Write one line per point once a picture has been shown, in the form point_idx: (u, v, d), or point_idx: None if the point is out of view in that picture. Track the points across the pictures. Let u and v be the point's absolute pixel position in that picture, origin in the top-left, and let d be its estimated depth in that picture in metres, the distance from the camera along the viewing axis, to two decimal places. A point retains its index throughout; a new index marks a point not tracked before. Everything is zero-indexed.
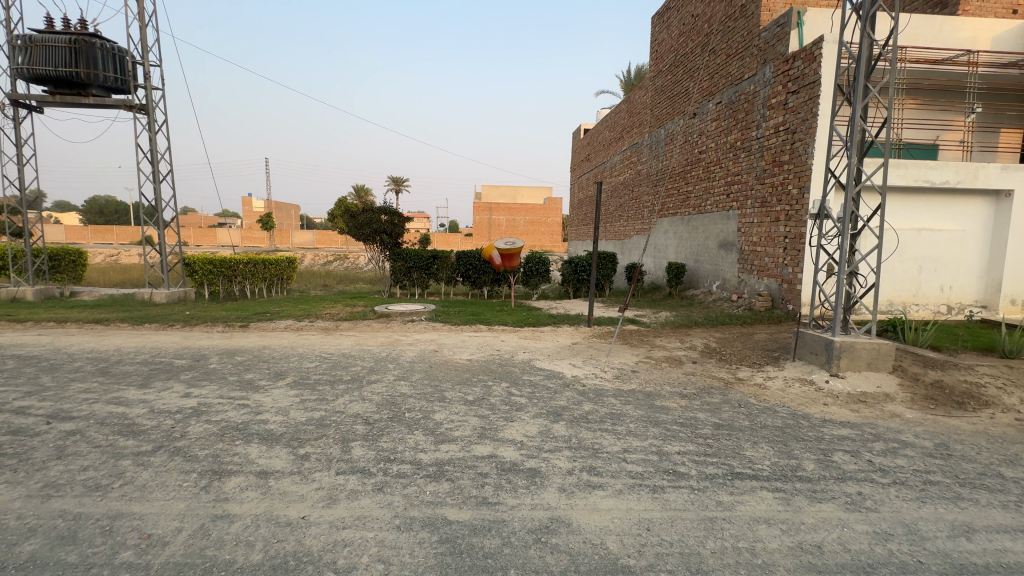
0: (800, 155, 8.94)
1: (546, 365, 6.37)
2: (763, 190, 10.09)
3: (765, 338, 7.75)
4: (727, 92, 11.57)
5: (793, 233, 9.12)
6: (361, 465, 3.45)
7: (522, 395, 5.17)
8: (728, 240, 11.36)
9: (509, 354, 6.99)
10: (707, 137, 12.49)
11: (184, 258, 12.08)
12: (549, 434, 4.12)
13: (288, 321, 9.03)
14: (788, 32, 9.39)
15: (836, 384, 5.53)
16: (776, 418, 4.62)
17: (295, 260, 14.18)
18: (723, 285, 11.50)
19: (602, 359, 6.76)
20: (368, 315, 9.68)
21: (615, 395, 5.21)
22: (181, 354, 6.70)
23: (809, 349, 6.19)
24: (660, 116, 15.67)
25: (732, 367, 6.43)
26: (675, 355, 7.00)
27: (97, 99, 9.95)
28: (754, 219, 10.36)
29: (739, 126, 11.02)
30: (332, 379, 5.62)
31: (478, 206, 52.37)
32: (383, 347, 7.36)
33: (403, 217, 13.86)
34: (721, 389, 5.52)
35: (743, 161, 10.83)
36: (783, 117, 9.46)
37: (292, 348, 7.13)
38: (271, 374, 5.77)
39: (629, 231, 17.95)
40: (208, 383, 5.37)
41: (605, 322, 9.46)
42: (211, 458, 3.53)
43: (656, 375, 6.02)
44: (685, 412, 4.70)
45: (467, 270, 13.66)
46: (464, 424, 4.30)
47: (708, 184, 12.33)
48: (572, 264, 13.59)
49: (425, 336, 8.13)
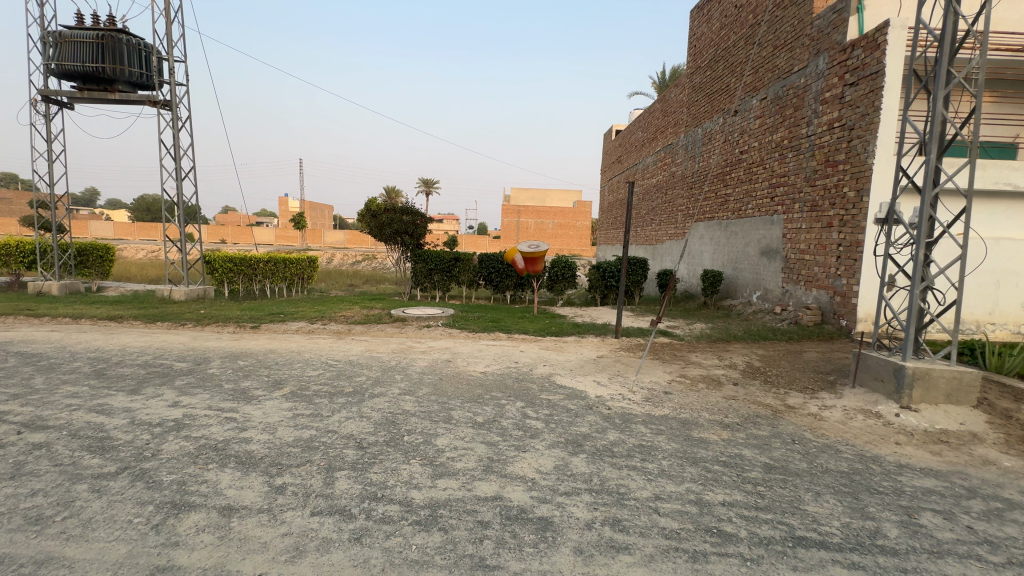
0: (859, 153, 8.03)
1: (568, 382, 5.75)
2: (813, 193, 9.19)
3: (817, 358, 6.89)
4: (774, 87, 10.69)
5: (849, 240, 8.21)
6: (342, 504, 2.93)
7: (538, 418, 4.58)
8: (772, 247, 10.45)
9: (527, 367, 6.40)
10: (750, 136, 11.60)
11: (205, 255, 12.00)
12: (566, 470, 3.51)
13: (300, 323, 8.69)
14: (846, 19, 8.50)
15: (908, 419, 4.71)
16: (840, 461, 3.87)
17: (316, 259, 14.03)
18: (765, 296, 10.60)
19: (629, 376, 6.08)
20: (383, 318, 9.27)
21: (645, 422, 4.54)
22: (183, 356, 6.38)
23: (873, 375, 5.36)
24: (697, 115, 14.82)
25: (780, 391, 5.66)
26: (713, 375, 6.26)
27: (123, 94, 9.97)
28: (802, 225, 9.44)
29: (787, 123, 10.12)
30: (333, 391, 5.16)
31: (507, 209, 51.98)
32: (393, 355, 6.88)
33: (426, 218, 13.49)
34: (769, 419, 4.77)
35: (791, 161, 9.93)
36: (839, 112, 8.56)
37: (299, 354, 6.73)
38: (268, 382, 5.36)
39: (661, 236, 17.07)
40: (201, 391, 4.99)
41: (634, 333, 8.75)
42: (175, 486, 3.08)
43: (692, 398, 5.32)
44: (728, 448, 4.01)
45: (490, 273, 13.17)
46: (468, 454, 3.73)
47: (750, 186, 11.44)
48: (599, 270, 12.91)
49: (439, 344, 7.62)
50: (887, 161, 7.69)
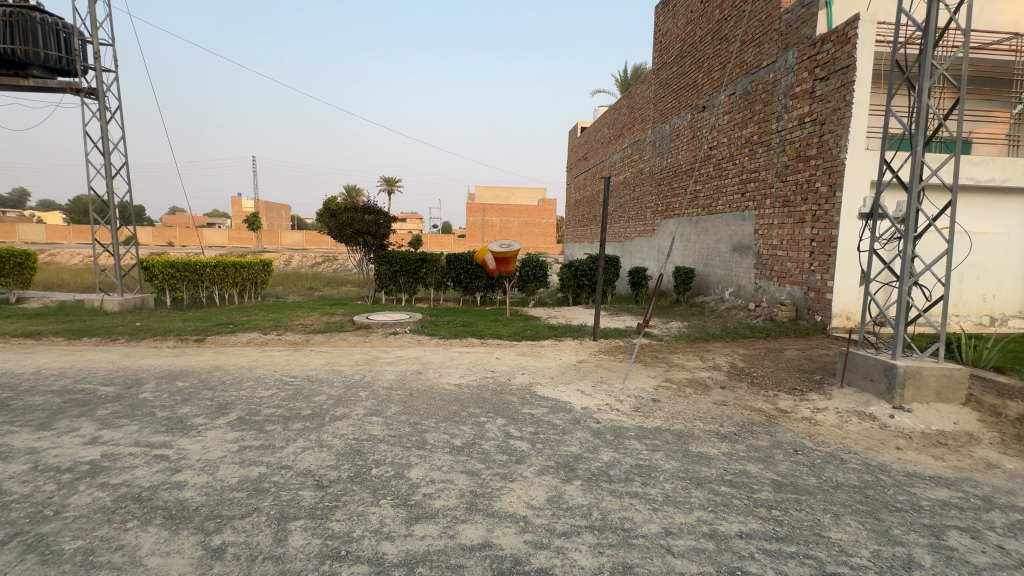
0: (830, 148, 8.00)
1: (550, 393, 5.32)
2: (785, 188, 9.15)
3: (798, 356, 6.77)
4: (742, 83, 10.65)
5: (822, 236, 8.18)
6: (296, 569, 2.39)
7: (523, 437, 4.14)
8: (743, 243, 10.42)
9: (505, 377, 5.94)
10: (718, 132, 11.55)
11: (142, 260, 10.85)
12: (561, 503, 3.08)
13: (252, 335, 7.90)
14: (815, 13, 8.47)
15: (903, 420, 4.56)
16: (849, 473, 3.61)
17: (270, 262, 13.09)
18: (738, 292, 10.57)
19: (614, 383, 5.72)
20: (345, 326, 8.60)
21: (639, 437, 4.18)
22: (110, 378, 5.56)
23: (862, 375, 5.22)
24: (664, 111, 14.75)
25: (769, 394, 5.44)
26: (699, 379, 5.99)
27: (39, 81, 8.94)
28: (774, 220, 9.40)
29: (756, 119, 10.08)
30: (287, 415, 4.54)
31: (471, 207, 51.29)
32: (358, 368, 6.27)
33: (390, 217, 12.81)
34: (766, 427, 4.50)
35: (761, 157, 9.89)
36: (810, 107, 8.52)
37: (249, 371, 6.01)
38: (211, 408, 4.66)
39: (630, 233, 16.98)
40: (128, 422, 4.26)
41: (612, 334, 8.44)
42: (79, 558, 2.44)
43: (682, 406, 5.01)
44: (732, 465, 3.68)
45: (459, 274, 12.63)
46: (448, 488, 3.24)
47: (720, 182, 11.38)
48: (571, 269, 12.60)
49: (408, 354, 7.05)
50: (859, 155, 7.67)
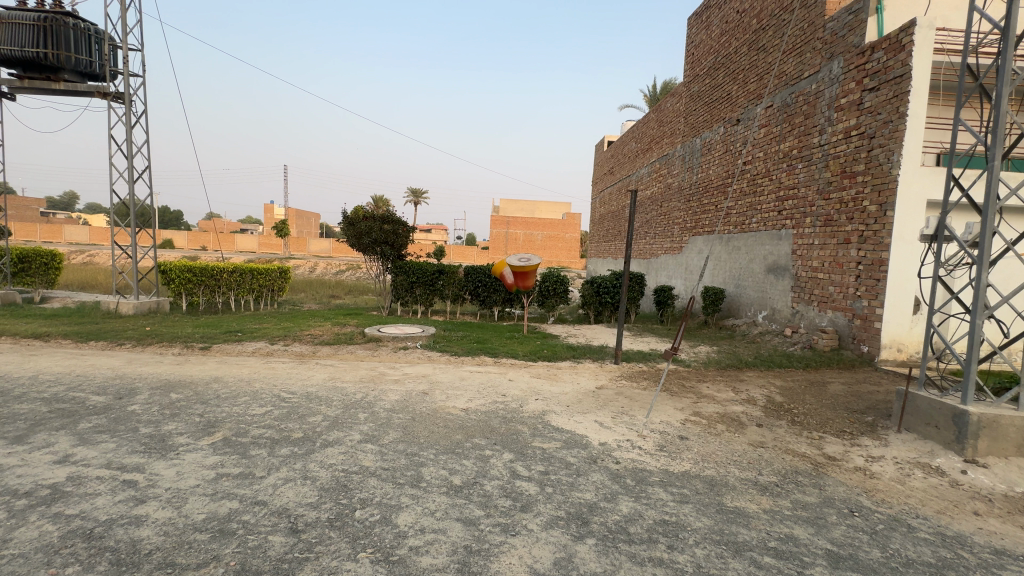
0: (881, 164, 7.36)
1: (565, 424, 4.83)
2: (827, 206, 8.49)
3: (845, 392, 6.09)
4: (781, 94, 10.07)
5: (870, 259, 7.49)
6: None
7: (531, 477, 3.66)
8: (779, 264, 9.76)
9: (517, 403, 5.47)
10: (754, 146, 10.96)
11: (161, 264, 10.79)
12: (570, 570, 2.58)
13: (258, 344, 7.64)
14: (864, 20, 7.92)
15: (978, 478, 3.90)
16: (920, 546, 3.00)
17: (288, 269, 13.00)
18: (772, 316, 9.88)
19: (637, 416, 5.19)
20: (355, 338, 8.29)
21: (664, 484, 3.65)
22: (103, 387, 5.32)
23: (925, 420, 4.56)
24: (695, 125, 14.22)
25: (813, 436, 4.82)
26: (732, 414, 5.40)
27: (69, 84, 9.26)
28: (814, 241, 8.74)
29: (796, 132, 9.48)
30: (276, 437, 4.16)
31: (495, 220, 51.26)
32: (361, 385, 5.89)
33: (408, 227, 12.58)
34: (813, 478, 3.90)
35: (801, 172, 9.27)
36: (857, 120, 7.90)
37: (246, 384, 5.70)
38: (197, 426, 4.33)
39: (656, 250, 16.36)
40: (106, 439, 3.95)
41: (635, 357, 7.90)
42: None
43: (714, 447, 4.44)
44: (775, 528, 3.12)
45: (476, 287, 12.28)
46: (438, 542, 2.78)
47: (754, 199, 10.75)
48: (593, 285, 12.11)
49: (416, 372, 6.65)
50: (914, 172, 7.00)
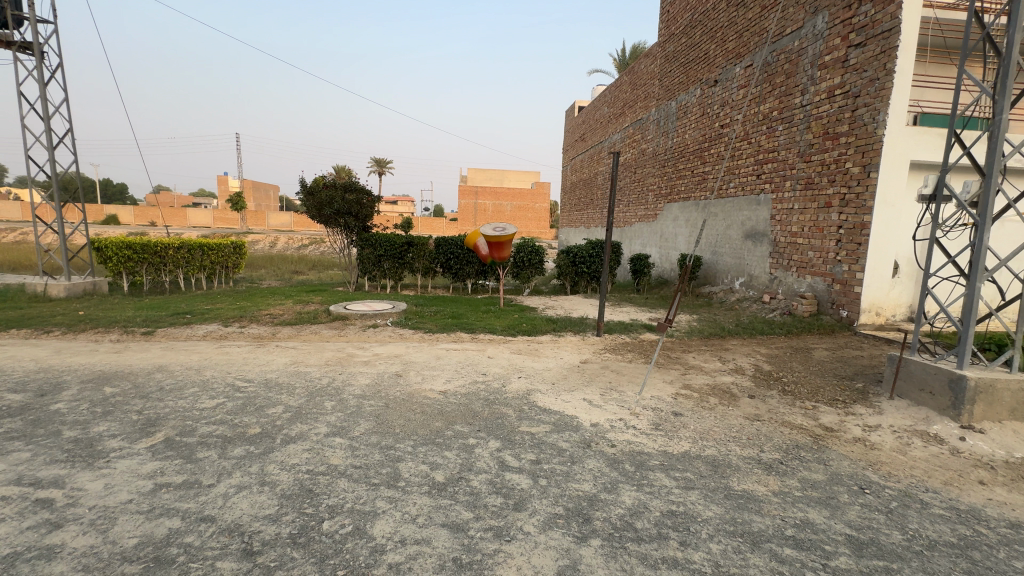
0: (865, 124, 7.15)
1: (552, 404, 4.50)
2: (808, 168, 8.30)
3: (830, 358, 6.00)
4: (761, 53, 9.70)
5: (851, 222, 7.37)
6: None
7: (522, 468, 3.30)
8: (757, 230, 9.63)
9: (499, 382, 5.10)
10: (732, 108, 10.63)
11: (93, 241, 9.67)
12: None
13: (211, 327, 6.95)
14: None
15: (977, 444, 3.80)
16: (939, 524, 2.83)
17: (243, 244, 12.05)
18: (750, 283, 9.82)
19: (626, 392, 4.91)
20: (319, 317, 7.69)
21: (666, 468, 3.37)
22: (22, 383, 4.61)
23: (919, 386, 4.45)
24: (670, 87, 13.77)
25: (807, 406, 4.66)
26: (723, 386, 5.20)
27: None
28: (794, 205, 8.58)
29: (777, 92, 9.18)
30: (228, 435, 3.64)
31: (464, 189, 50.05)
32: (326, 370, 5.37)
33: (373, 197, 11.81)
34: (815, 453, 3.70)
35: (781, 135, 9.02)
36: (841, 78, 7.63)
37: (195, 373, 5.09)
38: (134, 426, 3.76)
39: (630, 217, 16.10)
40: (19, 447, 3.34)
41: (616, 329, 7.63)
42: None
43: (710, 423, 4.20)
44: (789, 513, 2.88)
45: (448, 260, 11.74)
46: (422, 555, 2.39)
47: (732, 163, 10.50)
48: (569, 255, 11.75)
49: (387, 352, 6.16)
50: (898, 132, 6.82)
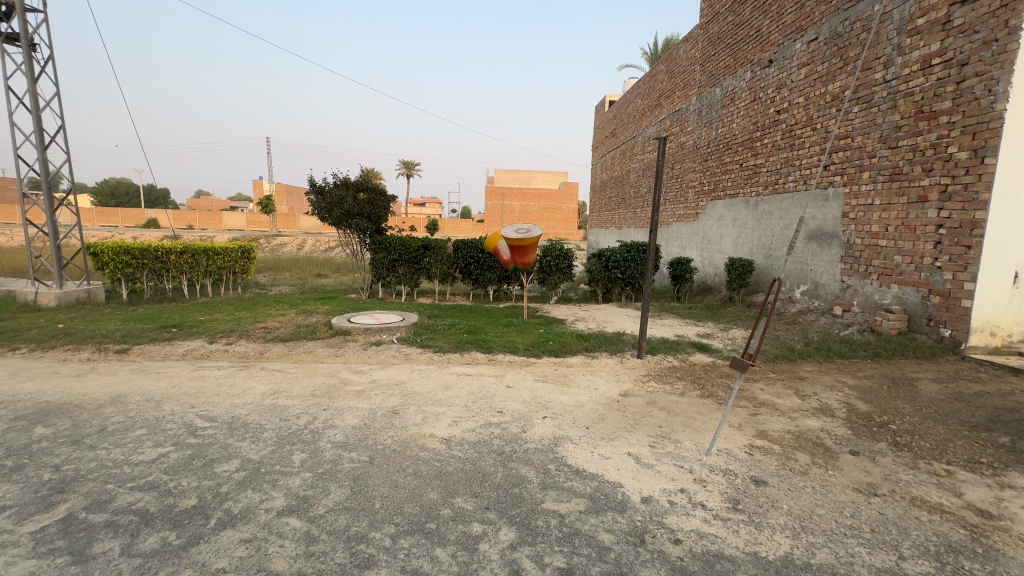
0: (978, 97, 5.74)
1: (587, 463, 3.41)
2: (894, 156, 6.90)
3: (946, 395, 4.66)
4: (829, 23, 8.34)
5: (956, 220, 5.96)
6: None
7: None
8: (824, 230, 8.25)
9: (519, 425, 4.05)
10: (791, 90, 9.27)
11: (90, 246, 9.11)
12: None
13: (194, 344, 6.13)
14: None
15: None
16: None
17: (252, 248, 11.38)
18: (815, 292, 8.44)
19: (685, 443, 3.76)
20: (319, 332, 6.83)
21: None
22: None
23: None
24: (714, 72, 12.44)
25: (940, 471, 3.40)
26: (812, 435, 3.96)
27: None
28: (875, 201, 7.18)
29: (851, 68, 7.80)
30: (150, 513, 2.69)
31: (490, 190, 49.32)
32: (309, 403, 4.41)
33: (388, 197, 11.02)
34: (987, 565, 2.47)
35: (857, 117, 7.64)
36: (941, 44, 6.24)
37: (152, 407, 4.22)
38: (36, 493, 2.86)
39: (667, 217, 14.80)
40: None
41: (661, 348, 6.44)
42: None
43: (810, 501, 3.00)
44: None
45: (467, 264, 10.77)
46: None
47: (792, 153, 9.12)
48: (601, 259, 10.63)
49: (387, 378, 5.17)
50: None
